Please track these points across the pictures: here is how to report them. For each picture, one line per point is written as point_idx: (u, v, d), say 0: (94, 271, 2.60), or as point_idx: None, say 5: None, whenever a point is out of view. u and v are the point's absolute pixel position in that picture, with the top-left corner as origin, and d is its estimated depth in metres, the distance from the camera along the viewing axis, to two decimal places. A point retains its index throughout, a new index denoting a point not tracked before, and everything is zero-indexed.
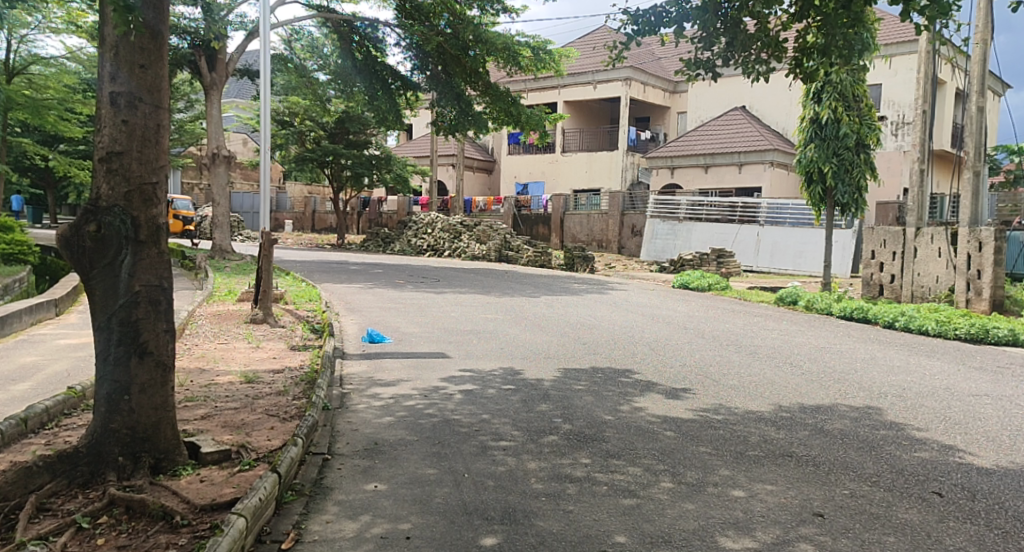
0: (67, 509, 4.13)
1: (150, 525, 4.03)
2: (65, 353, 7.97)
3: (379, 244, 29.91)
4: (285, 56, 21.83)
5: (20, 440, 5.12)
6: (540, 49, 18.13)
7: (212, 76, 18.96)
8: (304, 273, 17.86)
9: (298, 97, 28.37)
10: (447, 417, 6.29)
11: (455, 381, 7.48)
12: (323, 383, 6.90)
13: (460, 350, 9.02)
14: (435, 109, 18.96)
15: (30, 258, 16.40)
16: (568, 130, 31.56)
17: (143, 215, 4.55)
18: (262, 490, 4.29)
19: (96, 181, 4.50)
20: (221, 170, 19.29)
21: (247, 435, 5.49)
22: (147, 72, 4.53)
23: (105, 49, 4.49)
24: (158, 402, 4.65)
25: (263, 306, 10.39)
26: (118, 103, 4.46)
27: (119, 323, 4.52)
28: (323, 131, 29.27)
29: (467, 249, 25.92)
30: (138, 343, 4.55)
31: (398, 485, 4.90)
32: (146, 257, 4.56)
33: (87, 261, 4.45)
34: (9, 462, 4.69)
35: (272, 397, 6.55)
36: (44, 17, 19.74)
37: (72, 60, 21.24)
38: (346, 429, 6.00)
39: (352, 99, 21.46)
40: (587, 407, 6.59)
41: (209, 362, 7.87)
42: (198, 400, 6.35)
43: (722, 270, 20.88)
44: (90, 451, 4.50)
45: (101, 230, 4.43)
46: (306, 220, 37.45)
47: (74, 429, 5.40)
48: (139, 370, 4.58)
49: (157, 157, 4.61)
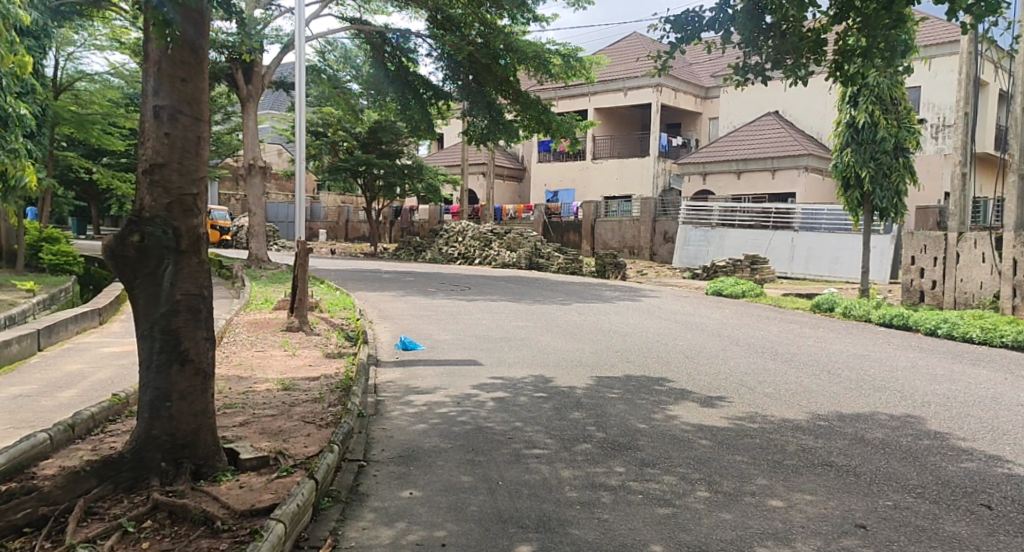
0: (114, 514, 4.22)
1: (192, 530, 4.11)
2: (107, 361, 8.14)
3: (410, 252, 30.19)
4: (318, 67, 22.08)
5: (67, 446, 5.24)
6: (570, 56, 18.17)
7: (247, 89, 19.32)
8: (339, 282, 18.04)
9: (331, 108, 28.70)
10: (480, 425, 6.30)
11: (486, 389, 7.49)
12: (358, 391, 6.97)
13: (493, 358, 9.06)
14: (466, 118, 18.90)
15: (75, 269, 17.06)
16: (597, 137, 31.56)
17: (183, 225, 4.65)
18: (300, 496, 4.34)
19: (139, 193, 4.61)
20: (257, 181, 19.47)
21: (285, 441, 5.56)
22: (186, 85, 4.63)
23: (149, 62, 4.59)
24: (198, 409, 4.75)
25: (299, 314, 10.50)
26: (160, 117, 4.57)
27: (160, 331, 4.61)
28: (355, 142, 29.50)
29: (497, 257, 26.03)
30: (180, 351, 4.66)
31: (432, 492, 4.93)
32: (188, 266, 4.67)
33: (130, 270, 4.54)
34: (57, 467, 4.81)
35: (308, 405, 6.62)
36: (90, 34, 20.16)
37: (114, 76, 21.79)
38: (381, 436, 6.06)
39: (384, 109, 21.62)
40: (620, 415, 6.56)
41: (247, 370, 8.00)
42: (235, 407, 6.45)
43: (756, 277, 20.70)
44: (133, 457, 4.59)
45: (144, 241, 4.53)
46: (339, 230, 38.05)
47: (120, 435, 5.52)
48: (180, 377, 4.68)
49: (197, 169, 4.71)
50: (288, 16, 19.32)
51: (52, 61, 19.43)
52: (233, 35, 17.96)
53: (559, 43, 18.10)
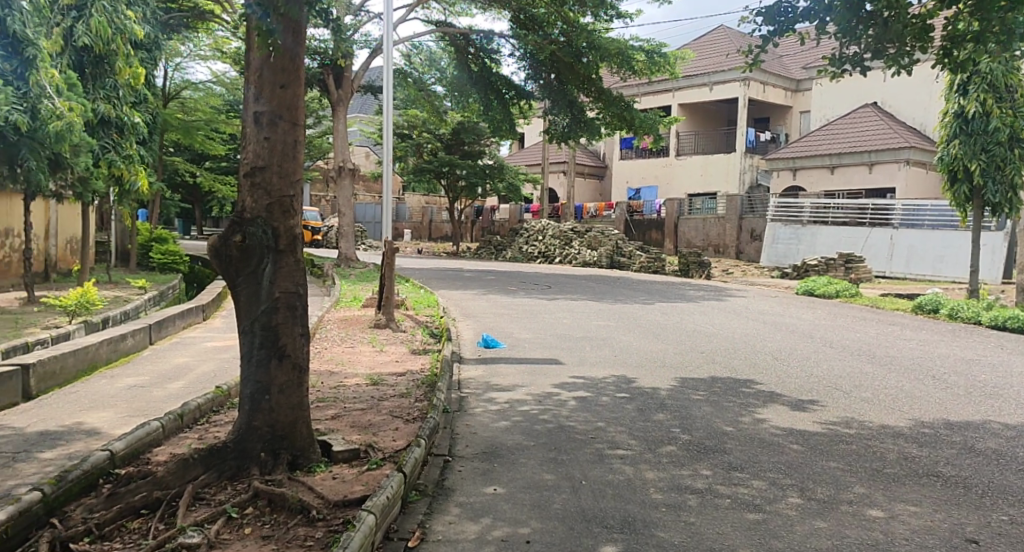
0: (219, 500, 4.46)
1: (290, 518, 4.29)
2: (209, 355, 8.57)
3: (491, 251, 30.48)
4: (405, 70, 22.56)
5: (177, 434, 5.56)
6: (653, 52, 17.95)
7: (337, 94, 19.90)
8: (423, 281, 18.42)
9: (416, 110, 29.25)
10: (562, 424, 6.34)
11: (568, 388, 7.52)
12: (443, 387, 7.11)
13: (574, 357, 9.07)
14: (548, 118, 18.98)
15: (182, 267, 18.02)
16: (682, 133, 31.09)
17: (282, 225, 4.86)
18: (390, 488, 4.48)
19: (242, 195, 4.85)
20: (346, 183, 20.05)
21: (375, 435, 5.73)
22: (286, 91, 4.82)
23: (252, 70, 4.82)
24: (295, 402, 4.95)
25: (386, 312, 10.78)
26: (261, 122, 4.79)
27: (261, 327, 4.84)
28: (439, 143, 29.94)
29: (578, 256, 25.99)
30: (278, 346, 4.87)
31: (516, 489, 5.00)
32: (286, 265, 4.87)
33: (233, 269, 4.78)
34: (168, 454, 5.11)
35: (395, 399, 6.80)
36: (195, 45, 21.11)
37: (217, 84, 22.75)
38: (465, 431, 6.17)
39: (468, 110, 21.92)
40: (706, 417, 6.48)
41: (337, 365, 8.28)
42: (327, 401, 6.69)
43: (851, 275, 19.98)
44: (236, 446, 4.83)
45: (246, 240, 4.75)
46: (422, 229, 38.76)
47: (223, 425, 5.81)
48: (278, 371, 4.89)
49: (295, 171, 4.90)
50: (377, 21, 19.81)
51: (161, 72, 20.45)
52: (325, 41, 18.53)
53: (643, 39, 17.93)
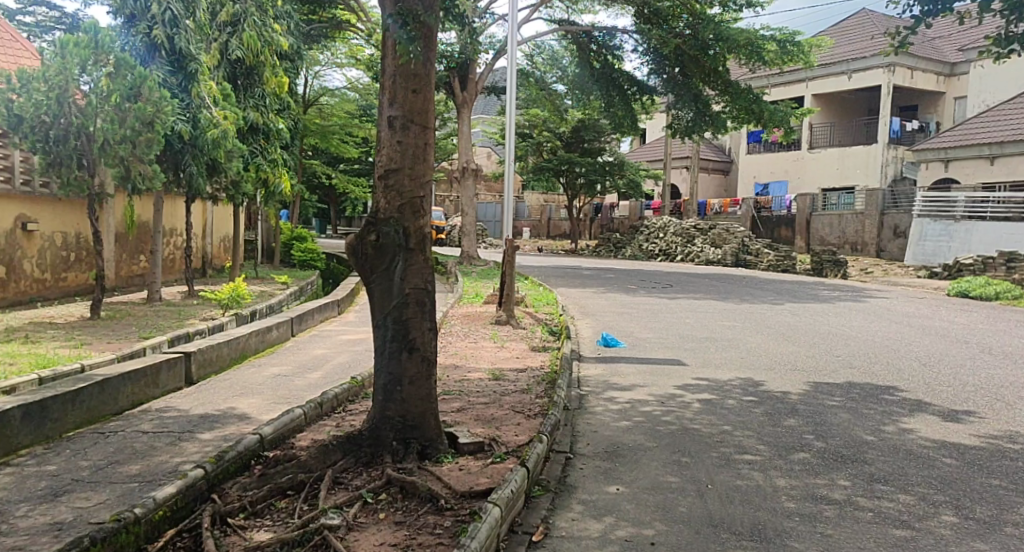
0: (356, 485, 4.70)
1: (420, 506, 4.47)
2: (344, 347, 9.01)
3: (610, 249, 30.32)
4: (526, 71, 22.79)
5: (317, 421, 5.90)
6: (786, 41, 17.23)
7: (462, 96, 20.29)
8: (543, 278, 18.58)
9: (536, 109, 29.47)
10: (686, 426, 6.26)
11: (692, 390, 7.41)
12: (563, 385, 7.17)
13: (697, 358, 8.91)
14: (672, 112, 18.69)
15: (319, 264, 18.94)
16: (816, 124, 29.74)
17: (413, 224, 5.05)
18: (514, 482, 4.58)
19: (376, 196, 5.08)
20: (468, 182, 20.45)
21: (498, 429, 5.85)
22: (417, 96, 5.01)
23: (386, 76, 5.04)
24: (424, 393, 5.14)
25: (507, 308, 10.95)
26: (394, 126, 5.00)
27: (393, 321, 5.06)
28: (559, 141, 30.06)
29: (700, 254, 25.53)
30: (408, 340, 5.08)
31: (639, 489, 4.99)
32: (416, 263, 5.06)
33: (368, 266, 5.03)
34: (310, 439, 5.44)
35: (516, 395, 6.92)
36: (332, 54, 21.96)
37: (350, 90, 23.46)
38: (586, 430, 6.20)
39: (589, 108, 21.88)
40: (843, 425, 6.23)
41: (461, 359, 8.50)
42: (452, 394, 6.89)
43: (1012, 275, 18.48)
44: (371, 434, 5.08)
45: (380, 239, 4.99)
46: (542, 227, 39.02)
47: (358, 414, 6.11)
48: (409, 364, 5.10)
49: (425, 173, 5.08)
50: (501, 23, 20.11)
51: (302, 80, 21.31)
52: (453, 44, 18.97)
53: (774, 28, 17.33)
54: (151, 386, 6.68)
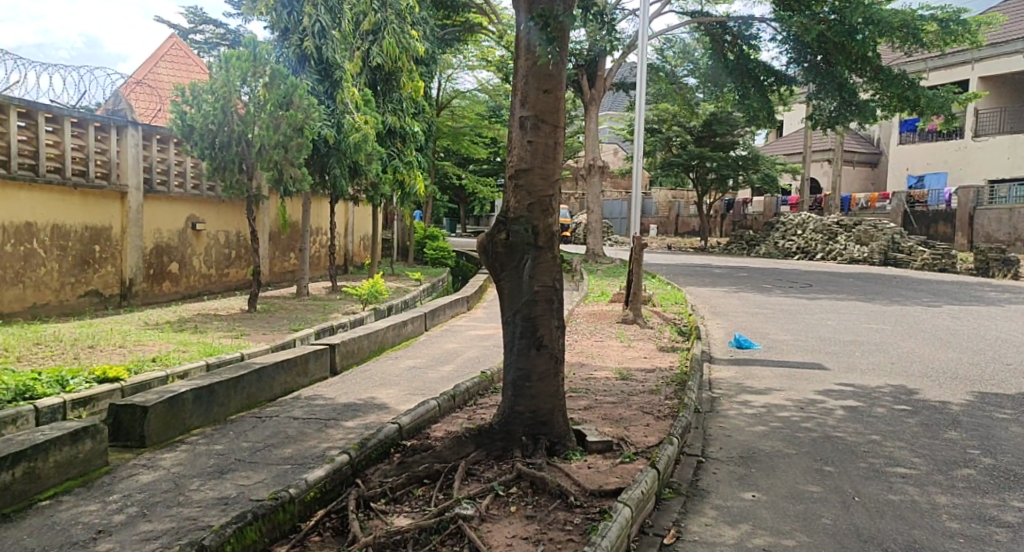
0: (487, 477, 4.87)
1: (550, 501, 4.57)
2: (475, 342, 9.29)
3: (744, 247, 29.49)
4: (657, 65, 22.54)
5: (450, 413, 6.15)
6: (949, 20, 16.19)
7: (591, 93, 20.30)
8: (672, 277, 18.33)
9: (667, 104, 29.07)
10: (829, 433, 6.06)
11: (834, 396, 7.15)
12: (694, 386, 7.10)
13: (840, 362, 8.57)
14: (813, 103, 17.95)
15: (449, 262, 19.53)
16: (981, 110, 27.56)
17: (542, 223, 5.16)
18: (644, 483, 4.61)
19: (507, 195, 5.23)
20: (596, 179, 20.45)
21: (626, 429, 5.88)
22: (548, 96, 5.11)
23: (519, 77, 5.18)
24: (552, 390, 5.24)
25: (634, 307, 10.90)
26: (525, 126, 5.12)
27: (522, 318, 5.19)
28: (690, 136, 29.48)
29: (845, 251, 24.68)
30: (536, 337, 5.20)
31: (778, 497, 4.90)
32: (545, 261, 5.17)
33: (499, 263, 5.19)
34: (444, 431, 5.67)
35: (645, 395, 6.91)
36: (464, 56, 22.53)
37: (481, 92, 23.75)
38: (718, 433, 6.13)
39: (722, 100, 21.35)
40: (1010, 440, 5.84)
41: (588, 358, 8.56)
42: (580, 392, 6.97)
43: None
44: (502, 428, 5.24)
45: (511, 238, 5.15)
46: (670, 224, 38.42)
47: (487, 408, 6.31)
48: (538, 360, 5.22)
49: (555, 172, 5.17)
50: (632, 17, 19.95)
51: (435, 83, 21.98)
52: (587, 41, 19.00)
53: (935, 7, 16.25)
54: (300, 375, 7.16)
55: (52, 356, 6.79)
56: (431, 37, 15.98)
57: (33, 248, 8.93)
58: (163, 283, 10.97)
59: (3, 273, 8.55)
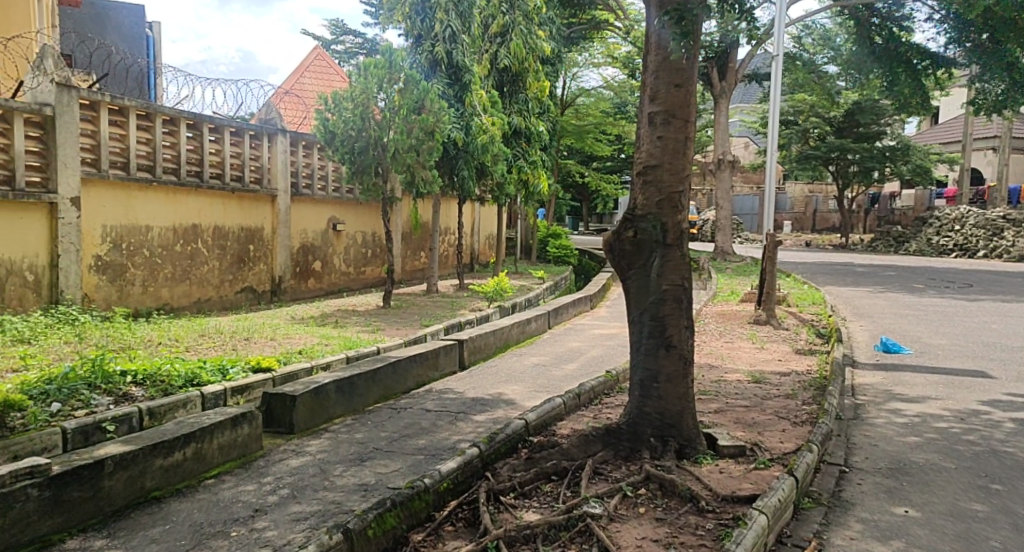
0: (615, 477, 4.93)
1: (680, 505, 4.58)
2: (601, 341, 9.34)
3: (890, 244, 27.97)
4: (794, 54, 21.67)
5: (575, 411, 6.25)
6: None
7: (721, 86, 19.82)
8: (809, 276, 17.67)
9: (804, 95, 27.95)
10: (993, 448, 5.73)
11: (999, 407, 6.74)
12: (835, 392, 6.87)
13: (1005, 371, 8.03)
14: (973, 87, 16.73)
15: (572, 260, 19.81)
16: None
17: (672, 220, 5.15)
18: (781, 491, 4.55)
19: (635, 192, 5.25)
20: (726, 174, 19.96)
21: (761, 434, 5.78)
22: (679, 90, 5.08)
23: (649, 73, 5.19)
24: (681, 392, 5.23)
25: (767, 307, 10.63)
26: (655, 122, 5.12)
27: (650, 317, 5.22)
28: (829, 127, 28.21)
29: (1010, 248, 22.98)
30: (665, 336, 5.20)
31: (934, 514, 4.70)
32: (674, 259, 5.15)
33: (626, 262, 5.24)
34: (571, 429, 5.77)
35: (780, 399, 6.76)
36: (589, 53, 22.61)
37: (606, 89, 23.62)
38: (864, 442, 5.93)
39: (868, 88, 20.24)
40: None
41: (718, 359, 8.44)
42: (710, 394, 6.90)
43: None
44: (630, 428, 5.29)
45: (639, 235, 5.18)
46: (806, 220, 36.95)
47: (614, 408, 6.36)
48: (666, 360, 5.22)
49: (685, 167, 5.14)
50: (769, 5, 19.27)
51: (560, 81, 22.11)
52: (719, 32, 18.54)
53: None
54: (432, 369, 7.46)
55: (214, 346, 7.40)
56: (557, 35, 16.09)
57: (198, 248, 9.70)
58: (307, 281, 11.65)
59: (172, 270, 9.34)
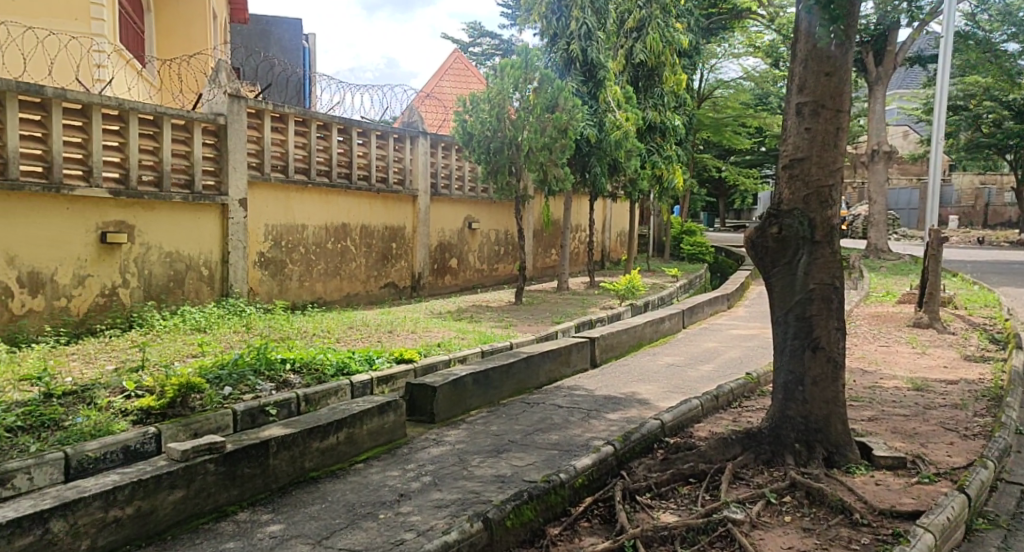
0: (757, 482, 4.80)
1: (830, 515, 4.40)
2: (738, 342, 9.08)
3: None
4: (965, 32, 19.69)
5: (713, 413, 6.13)
6: None
7: (877, 71, 18.69)
8: (978, 275, 16.38)
9: (975, 78, 25.83)
10: None
11: None
12: (1015, 404, 6.36)
13: None
14: None
15: (707, 258, 19.18)
16: None
17: (820, 216, 4.93)
18: (950, 509, 4.33)
19: (780, 186, 5.06)
20: (880, 167, 18.87)
21: (924, 445, 5.44)
22: (830, 79, 4.86)
23: (797, 62, 4.98)
24: (829, 396, 5.01)
25: (929, 310, 9.96)
26: (803, 113, 4.93)
27: (795, 318, 5.05)
28: (1006, 111, 25.92)
29: None
30: (812, 338, 5.01)
31: None
32: (823, 257, 4.94)
33: (770, 260, 5.06)
34: (709, 431, 5.66)
35: (947, 409, 6.34)
36: (729, 44, 22.12)
37: (747, 80, 22.96)
38: None
39: None
40: None
41: (872, 364, 8.01)
42: (864, 401, 6.57)
43: None
44: (772, 432, 5.13)
45: (783, 231, 4.97)
46: (976, 214, 34.39)
47: (755, 411, 6.19)
48: (812, 363, 5.03)
49: (836, 160, 4.91)
50: None
51: (697, 74, 21.61)
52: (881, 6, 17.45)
53: None
54: (564, 365, 7.51)
55: (362, 338, 7.77)
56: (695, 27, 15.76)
57: (347, 245, 10.20)
58: (444, 277, 12.00)
59: (325, 266, 9.87)
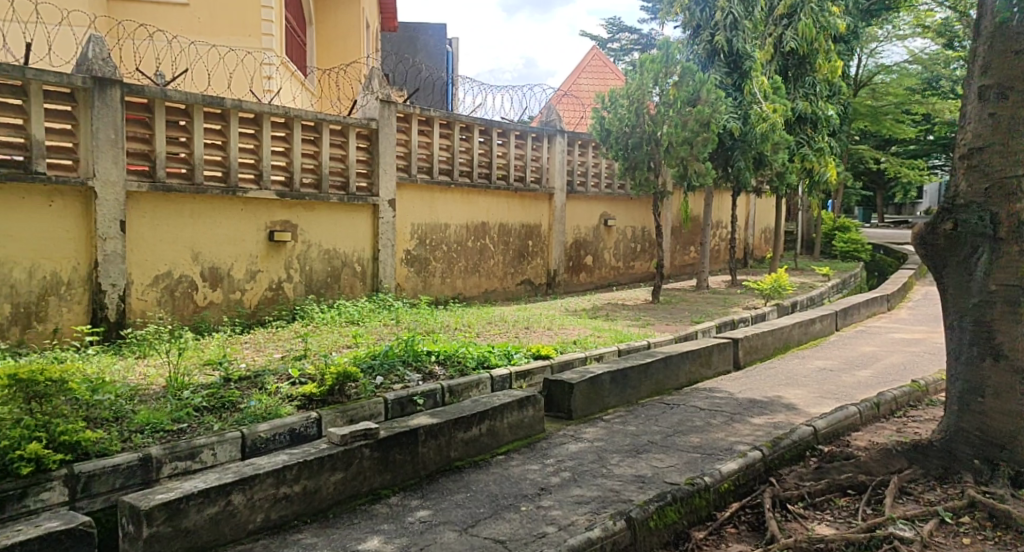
0: (927, 499, 4.58)
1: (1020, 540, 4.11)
2: (899, 347, 8.60)
3: None
4: None
5: (874, 422, 5.89)
6: None
7: None
8: None
9: None
10: None
11: None
12: None
13: None
14: None
15: (863, 255, 18.54)
16: None
17: (1005, 210, 4.53)
18: None
19: (959, 179, 4.76)
20: None
21: None
22: (1020, 57, 4.48)
23: (981, 42, 4.67)
24: (1014, 409, 4.57)
25: None
26: (986, 96, 4.59)
27: (971, 322, 4.69)
28: None
29: None
30: (992, 345, 4.60)
31: None
32: (1006, 255, 4.52)
33: (941, 259, 4.78)
34: (868, 441, 5.45)
35: None
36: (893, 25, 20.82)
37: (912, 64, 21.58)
38: None
39: None
40: None
41: None
42: None
43: None
44: (943, 446, 4.87)
45: (958, 228, 4.66)
46: None
47: (922, 422, 5.89)
48: (993, 372, 4.62)
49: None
50: None
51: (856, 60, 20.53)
52: None
53: None
54: (705, 366, 7.41)
55: (500, 333, 8.01)
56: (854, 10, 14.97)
57: (486, 244, 10.53)
58: (580, 274, 12.13)
59: (465, 264, 10.24)
